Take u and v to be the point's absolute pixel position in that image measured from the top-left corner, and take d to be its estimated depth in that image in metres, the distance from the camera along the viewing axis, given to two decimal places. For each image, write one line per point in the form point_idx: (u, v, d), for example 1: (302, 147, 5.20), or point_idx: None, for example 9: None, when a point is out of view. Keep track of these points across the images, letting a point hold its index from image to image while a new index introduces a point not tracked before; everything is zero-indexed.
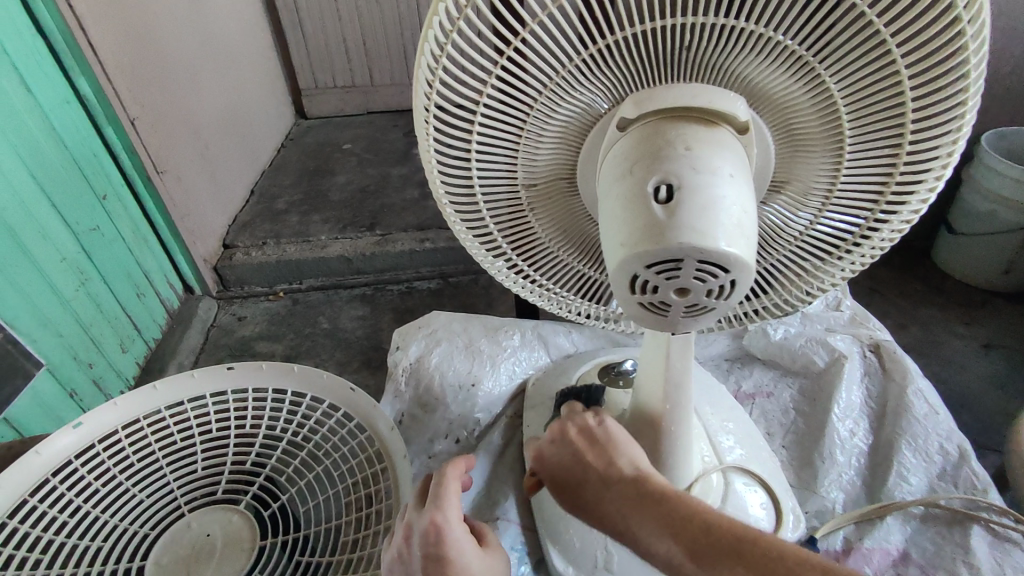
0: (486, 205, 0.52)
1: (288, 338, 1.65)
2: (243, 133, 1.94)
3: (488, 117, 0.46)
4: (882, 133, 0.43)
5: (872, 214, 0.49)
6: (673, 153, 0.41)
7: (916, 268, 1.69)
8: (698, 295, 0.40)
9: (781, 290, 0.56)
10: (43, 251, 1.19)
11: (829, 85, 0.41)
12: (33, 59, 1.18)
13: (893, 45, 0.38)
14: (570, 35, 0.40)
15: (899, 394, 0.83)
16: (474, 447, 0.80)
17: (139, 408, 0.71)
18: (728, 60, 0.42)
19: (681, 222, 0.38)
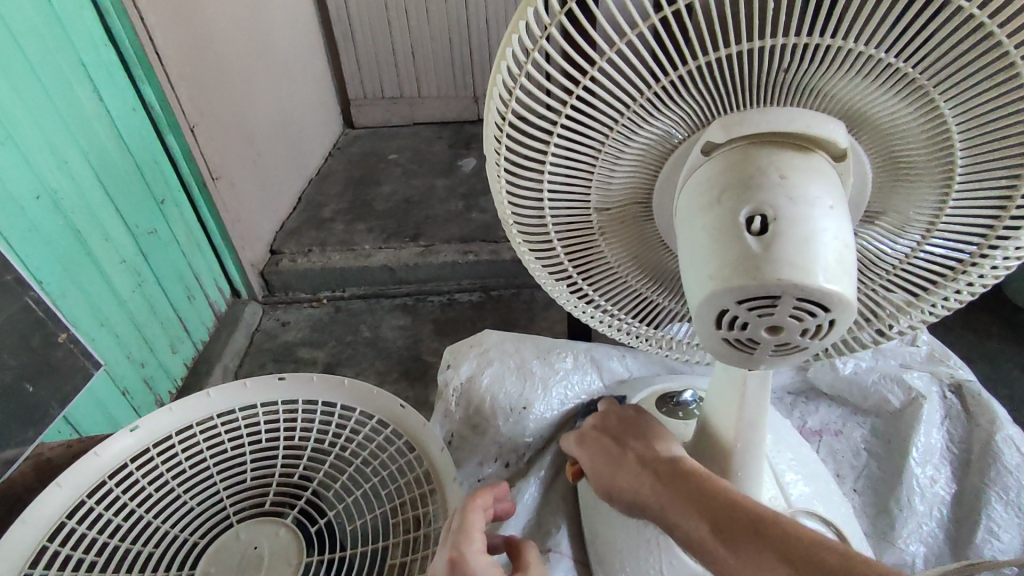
0: (555, 227, 0.51)
1: (330, 345, 1.66)
2: (294, 141, 1.99)
3: (565, 139, 0.44)
4: (1000, 159, 0.40)
5: (980, 248, 0.45)
6: (767, 181, 0.39)
7: (982, 300, 1.61)
8: (792, 333, 0.38)
9: (865, 324, 0.53)
10: (106, 253, 1.23)
11: (943, 110, 0.39)
12: (106, 68, 1.23)
13: (1022, 68, 0.35)
14: (657, 57, 0.38)
15: (986, 441, 0.78)
16: (525, 471, 0.80)
17: (191, 414, 0.71)
18: (830, 82, 0.39)
19: (780, 256, 0.36)
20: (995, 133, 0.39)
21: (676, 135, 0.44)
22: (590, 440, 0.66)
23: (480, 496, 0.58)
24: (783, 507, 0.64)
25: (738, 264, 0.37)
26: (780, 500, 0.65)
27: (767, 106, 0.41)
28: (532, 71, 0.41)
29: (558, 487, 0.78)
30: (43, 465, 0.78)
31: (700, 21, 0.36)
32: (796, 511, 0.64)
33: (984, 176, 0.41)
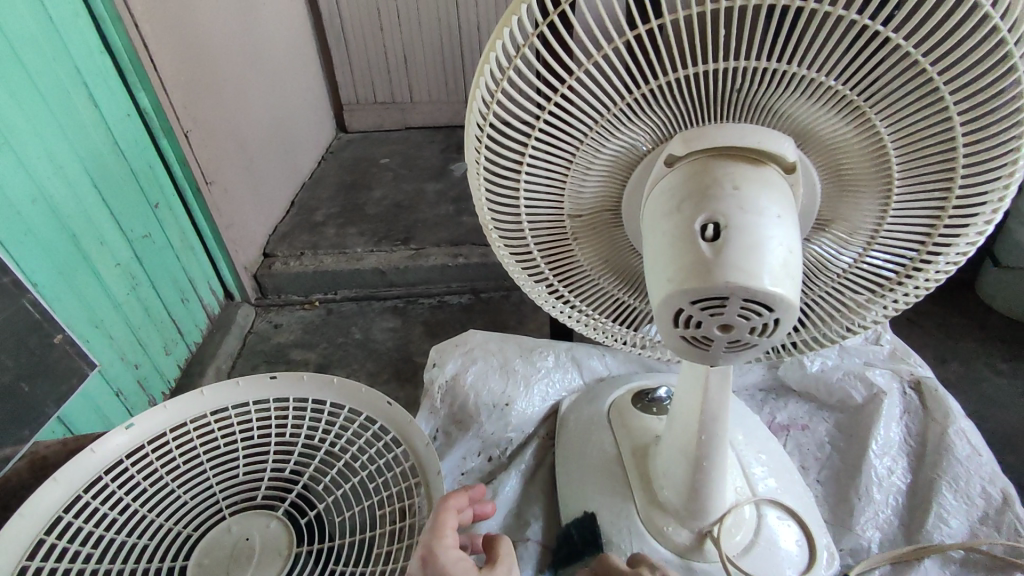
0: (532, 232, 0.54)
1: (322, 347, 1.69)
2: (287, 146, 2.02)
3: (539, 150, 0.47)
4: (934, 171, 0.44)
5: (920, 251, 0.49)
6: (721, 191, 0.42)
7: (957, 302, 1.67)
8: (742, 331, 0.41)
9: (822, 324, 0.57)
10: (100, 256, 1.25)
11: (879, 128, 0.42)
12: (102, 76, 1.25)
13: (945, 92, 0.39)
14: (621, 75, 0.42)
15: (940, 433, 0.82)
16: (507, 465, 0.82)
17: (186, 412, 0.74)
18: (779, 102, 0.43)
19: (729, 261, 0.39)
20: (927, 148, 0.43)
21: (641, 147, 0.47)
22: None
23: (451, 498, 0.59)
24: (747, 496, 0.67)
25: (694, 271, 0.40)
26: (744, 489, 0.68)
27: (722, 122, 0.44)
28: (508, 86, 0.44)
29: (539, 480, 0.81)
30: (39, 463, 0.80)
31: (660, 44, 0.40)
32: (760, 499, 0.67)
33: (920, 187, 0.45)
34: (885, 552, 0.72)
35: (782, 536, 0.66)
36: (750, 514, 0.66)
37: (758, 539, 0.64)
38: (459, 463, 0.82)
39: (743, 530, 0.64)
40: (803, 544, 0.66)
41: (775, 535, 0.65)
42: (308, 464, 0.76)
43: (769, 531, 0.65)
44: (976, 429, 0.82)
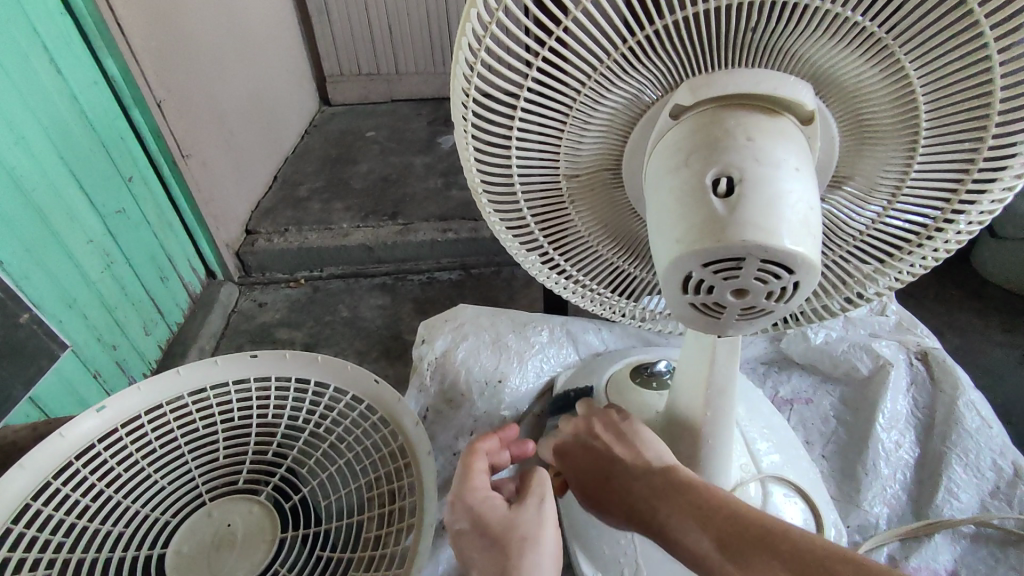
0: (524, 196, 0.50)
1: (309, 325, 1.64)
2: (268, 119, 1.94)
3: (531, 105, 0.43)
4: (965, 121, 0.40)
5: (945, 210, 0.46)
6: (733, 143, 0.38)
7: (954, 274, 1.65)
8: (756, 296, 0.37)
9: (834, 292, 0.53)
10: (71, 233, 1.19)
11: (907, 70, 0.38)
12: (64, 40, 1.18)
13: (986, 29, 0.35)
14: (629, 12, 0.37)
15: (949, 406, 0.80)
16: None
17: (161, 393, 0.70)
18: (799, 43, 0.39)
19: (744, 218, 0.36)
20: (959, 95, 0.39)
21: (645, 96, 0.43)
22: (572, 451, 0.63)
23: (481, 444, 0.62)
24: (753, 473, 0.64)
25: (705, 228, 0.37)
26: (749, 466, 0.65)
27: (731, 69, 0.40)
28: (499, 26, 0.39)
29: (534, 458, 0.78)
30: (8, 450, 0.76)
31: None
32: (765, 476, 0.65)
33: (949, 140, 0.41)
34: (893, 528, 0.72)
35: (788, 513, 0.63)
36: (755, 492, 0.63)
37: None
38: (452, 443, 0.79)
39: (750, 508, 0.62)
40: (811, 521, 0.64)
41: (782, 513, 0.63)
42: (292, 445, 0.72)
43: (776, 509, 0.62)
44: (986, 401, 0.80)
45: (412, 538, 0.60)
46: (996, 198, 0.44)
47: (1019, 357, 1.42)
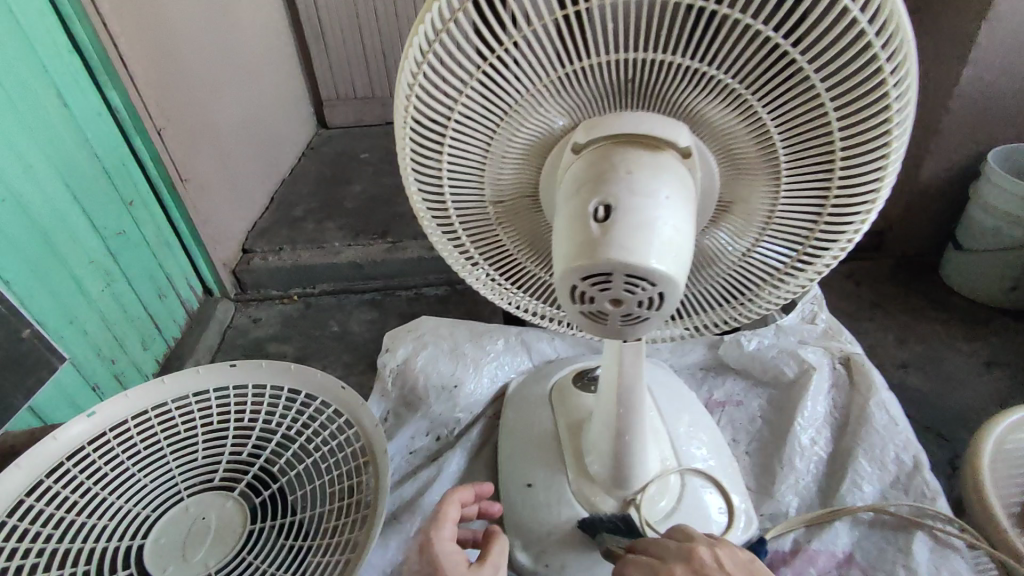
0: (457, 215, 0.57)
1: (300, 340, 1.72)
2: (265, 143, 2.04)
3: (458, 134, 0.50)
4: (815, 155, 0.47)
5: (804, 243, 0.53)
6: (615, 176, 0.45)
7: (922, 285, 1.71)
8: (629, 305, 0.44)
9: (732, 303, 0.60)
10: (73, 253, 1.28)
11: (760, 113, 0.45)
12: (71, 75, 1.27)
13: (815, 80, 0.42)
14: (536, 56, 0.45)
15: (862, 405, 0.87)
16: (454, 444, 0.85)
17: (148, 400, 0.77)
18: (674, 89, 0.46)
19: (613, 240, 0.42)
20: (808, 133, 0.46)
21: (554, 128, 0.50)
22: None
23: (455, 494, 0.63)
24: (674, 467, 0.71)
25: (585, 249, 0.43)
26: (672, 461, 0.72)
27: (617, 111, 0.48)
28: (432, 61, 0.47)
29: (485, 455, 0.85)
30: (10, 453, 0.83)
31: (570, 30, 0.43)
32: (686, 470, 0.71)
33: (808, 170, 0.48)
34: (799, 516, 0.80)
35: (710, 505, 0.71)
36: (675, 483, 0.71)
37: (682, 506, 0.69)
38: (408, 443, 0.86)
39: (667, 498, 0.69)
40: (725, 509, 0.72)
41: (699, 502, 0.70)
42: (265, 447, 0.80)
43: (694, 499, 0.70)
44: (898, 401, 0.88)
45: (366, 526, 0.66)
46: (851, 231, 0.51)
47: (981, 365, 1.47)
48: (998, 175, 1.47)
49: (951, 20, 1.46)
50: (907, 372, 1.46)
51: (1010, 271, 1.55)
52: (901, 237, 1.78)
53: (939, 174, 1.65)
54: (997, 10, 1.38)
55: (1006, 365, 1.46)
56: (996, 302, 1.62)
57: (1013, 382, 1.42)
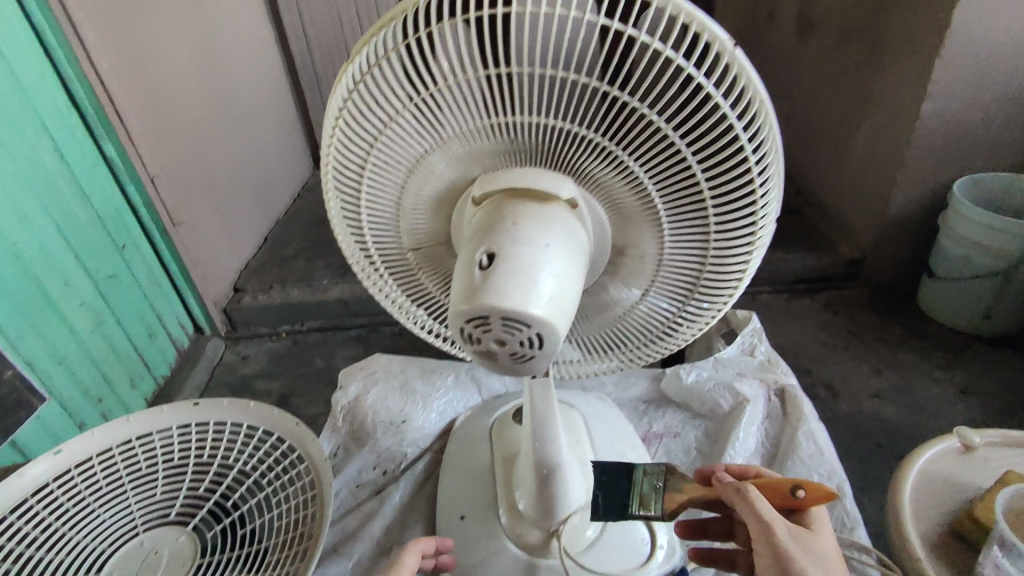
0: (374, 241, 0.65)
1: (284, 377, 1.75)
2: (259, 185, 2.12)
3: (375, 170, 0.59)
4: (690, 205, 0.54)
5: (694, 284, 0.60)
6: (501, 227, 0.49)
7: (899, 313, 1.72)
8: (511, 345, 0.46)
9: (647, 336, 0.66)
10: (65, 297, 1.33)
11: (634, 168, 0.52)
12: (68, 131, 1.35)
13: (676, 141, 0.50)
14: (438, 111, 0.53)
15: (791, 436, 0.92)
16: (399, 477, 0.93)
17: (113, 437, 0.80)
18: (563, 149, 0.53)
19: (491, 285, 0.46)
20: (679, 183, 0.53)
21: (460, 170, 0.58)
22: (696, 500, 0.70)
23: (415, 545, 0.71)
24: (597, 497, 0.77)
25: (468, 293, 0.47)
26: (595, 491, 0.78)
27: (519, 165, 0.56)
28: (356, 102, 0.55)
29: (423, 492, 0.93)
30: None
31: (480, 89, 0.51)
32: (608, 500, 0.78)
33: (685, 215, 0.55)
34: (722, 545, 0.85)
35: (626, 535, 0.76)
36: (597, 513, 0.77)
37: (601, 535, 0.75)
38: (355, 477, 0.93)
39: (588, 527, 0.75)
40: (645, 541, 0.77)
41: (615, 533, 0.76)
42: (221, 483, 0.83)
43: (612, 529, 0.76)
44: (826, 432, 0.92)
45: (304, 559, 0.69)
46: (734, 273, 0.58)
47: (955, 393, 1.47)
48: (966, 207, 1.47)
49: (911, 56, 1.50)
50: (880, 402, 1.45)
51: (987, 300, 1.55)
52: (876, 266, 1.78)
53: (907, 204, 1.65)
54: (948, 50, 1.40)
55: (980, 393, 1.46)
56: (975, 331, 1.61)
57: (987, 411, 1.41)
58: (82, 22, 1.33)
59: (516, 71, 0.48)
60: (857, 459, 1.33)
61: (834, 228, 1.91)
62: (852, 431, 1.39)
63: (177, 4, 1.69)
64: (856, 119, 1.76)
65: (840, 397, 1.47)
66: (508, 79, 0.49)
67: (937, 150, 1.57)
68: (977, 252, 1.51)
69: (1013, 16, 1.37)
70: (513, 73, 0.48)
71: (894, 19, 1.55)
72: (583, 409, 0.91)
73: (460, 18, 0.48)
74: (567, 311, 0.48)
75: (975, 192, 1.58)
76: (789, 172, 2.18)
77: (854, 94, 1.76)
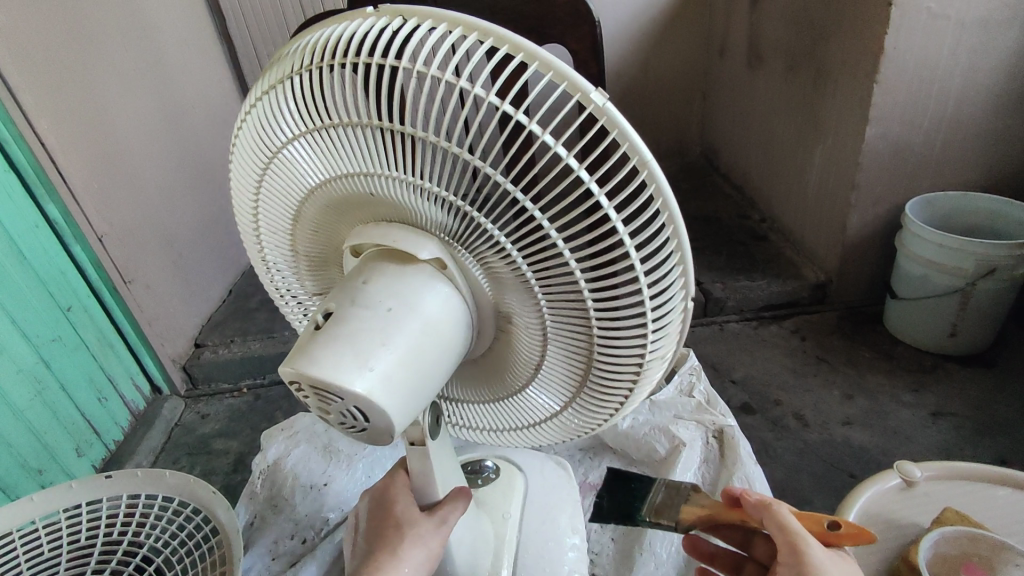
0: (269, 251, 0.65)
1: (244, 434, 1.68)
2: (222, 237, 2.09)
3: (266, 192, 0.58)
4: (562, 282, 0.50)
5: (587, 364, 0.56)
6: (353, 284, 0.53)
7: (868, 335, 1.69)
8: (332, 412, 0.51)
9: (550, 408, 0.63)
10: (2, 366, 1.28)
11: (499, 239, 0.49)
12: (8, 194, 1.31)
13: (537, 216, 0.46)
14: (315, 152, 0.51)
15: (727, 478, 0.91)
16: (317, 546, 0.90)
17: (13, 522, 0.75)
18: (427, 209, 0.51)
19: (310, 348, 0.50)
20: (546, 261, 0.49)
21: (339, 212, 0.57)
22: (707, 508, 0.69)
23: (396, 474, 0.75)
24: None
25: (294, 355, 0.50)
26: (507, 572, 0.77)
27: (395, 221, 0.54)
28: (252, 123, 0.54)
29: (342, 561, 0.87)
30: None
31: (349, 136, 0.48)
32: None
33: (559, 291, 0.51)
34: None
35: None
36: None
37: None
38: (271, 547, 0.91)
39: None
40: None
41: None
42: (130, 561, 0.81)
43: None
44: (763, 474, 0.91)
45: None
46: (626, 366, 0.54)
47: (928, 416, 1.42)
48: (919, 227, 1.47)
49: (852, 82, 1.52)
50: (852, 429, 1.41)
51: (949, 319, 1.53)
52: (841, 288, 1.77)
53: (864, 225, 1.65)
54: (884, 74, 1.42)
55: (952, 413, 1.42)
56: (942, 350, 1.59)
57: (961, 433, 1.37)
58: (20, 88, 1.33)
59: (372, 125, 0.46)
60: (832, 493, 1.27)
61: (799, 253, 1.90)
62: (824, 461, 1.34)
63: (129, 65, 1.70)
64: (808, 144, 1.78)
65: (811, 426, 1.43)
66: (370, 133, 0.47)
67: (891, 170, 1.57)
68: (935, 271, 1.50)
69: (941, 39, 1.39)
70: (370, 127, 0.46)
71: (834, 47, 1.57)
72: (528, 469, 0.90)
73: (343, 60, 0.46)
74: (398, 383, 0.49)
75: (929, 211, 1.58)
76: (752, 199, 2.19)
77: (805, 120, 1.78)
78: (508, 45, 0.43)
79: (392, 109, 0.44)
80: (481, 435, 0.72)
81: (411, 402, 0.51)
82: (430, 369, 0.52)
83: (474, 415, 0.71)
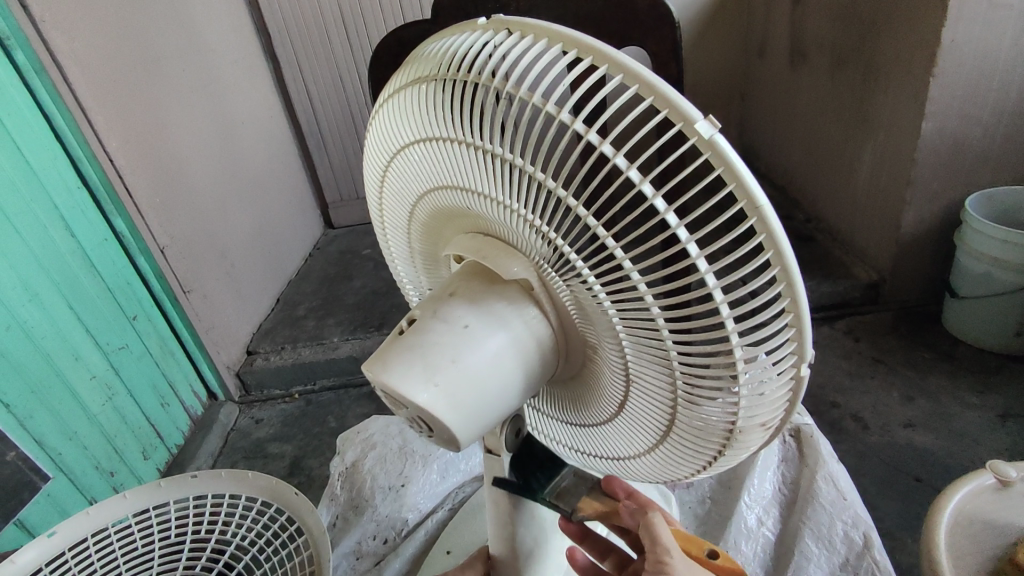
0: (394, 240, 0.68)
1: (298, 439, 1.71)
2: (270, 247, 2.15)
3: (391, 188, 0.61)
4: (643, 327, 0.45)
5: (672, 419, 0.50)
6: (439, 295, 0.53)
7: (926, 335, 1.65)
8: (403, 413, 0.51)
9: (638, 451, 0.57)
10: (76, 372, 1.32)
11: (580, 271, 0.45)
12: (79, 208, 1.37)
13: (618, 252, 0.41)
14: (426, 162, 0.52)
15: (810, 478, 0.92)
16: (399, 546, 0.94)
17: (108, 518, 0.79)
18: (514, 229, 0.49)
19: (387, 352, 0.50)
20: (627, 303, 0.44)
21: (445, 219, 0.57)
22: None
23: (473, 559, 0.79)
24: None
25: (374, 355, 0.51)
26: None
27: (492, 233, 0.53)
28: (379, 126, 0.56)
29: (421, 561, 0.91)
30: None
31: (450, 152, 0.48)
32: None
33: (641, 336, 0.46)
34: None
35: None
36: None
37: None
38: (355, 547, 0.94)
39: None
40: None
41: None
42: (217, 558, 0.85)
43: None
44: (847, 475, 0.92)
45: None
46: (715, 430, 0.47)
47: (996, 419, 1.37)
48: (981, 224, 1.43)
49: (905, 78, 1.49)
50: (915, 431, 1.37)
51: (1015, 316, 1.47)
52: (896, 288, 1.72)
53: (920, 222, 1.61)
54: (941, 68, 1.39)
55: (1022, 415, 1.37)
56: (1007, 350, 1.53)
57: None
58: (93, 107, 1.38)
59: (466, 142, 0.45)
60: (900, 498, 1.23)
61: (849, 252, 1.87)
62: (887, 465, 1.31)
63: (186, 83, 1.77)
64: (857, 142, 1.75)
65: (872, 429, 1.40)
66: (469, 151, 0.46)
67: (949, 163, 1.52)
68: (998, 267, 1.45)
69: (1002, 30, 1.35)
70: (463, 144, 0.46)
71: (886, 42, 1.55)
72: None
73: (450, 75, 0.45)
74: (464, 401, 0.48)
75: (990, 206, 1.54)
76: (796, 199, 2.15)
77: (853, 118, 1.75)
78: (603, 61, 0.38)
79: (488, 129, 0.43)
80: (568, 452, 0.69)
81: (476, 423, 0.50)
82: (500, 391, 0.50)
83: (563, 432, 0.67)
